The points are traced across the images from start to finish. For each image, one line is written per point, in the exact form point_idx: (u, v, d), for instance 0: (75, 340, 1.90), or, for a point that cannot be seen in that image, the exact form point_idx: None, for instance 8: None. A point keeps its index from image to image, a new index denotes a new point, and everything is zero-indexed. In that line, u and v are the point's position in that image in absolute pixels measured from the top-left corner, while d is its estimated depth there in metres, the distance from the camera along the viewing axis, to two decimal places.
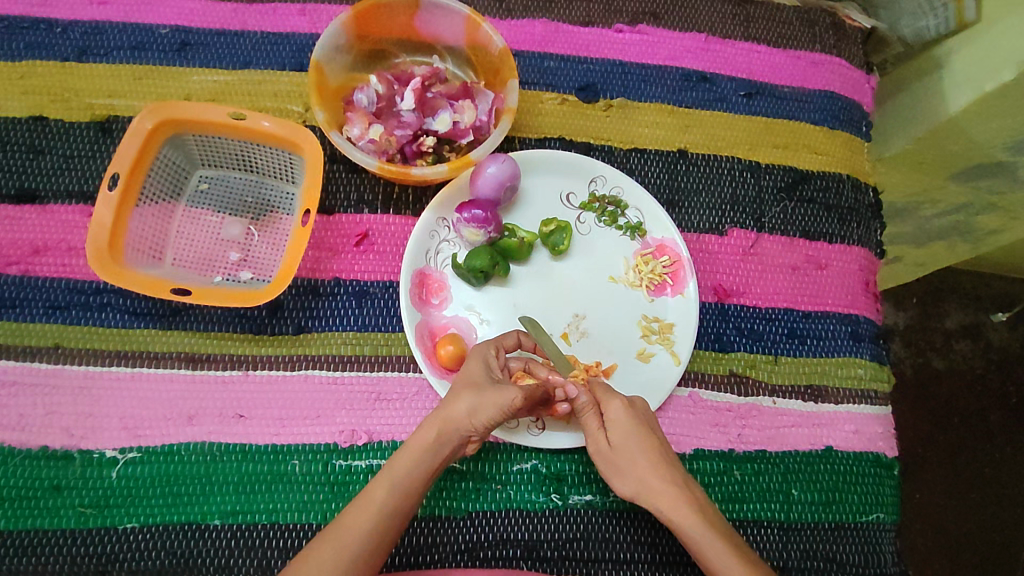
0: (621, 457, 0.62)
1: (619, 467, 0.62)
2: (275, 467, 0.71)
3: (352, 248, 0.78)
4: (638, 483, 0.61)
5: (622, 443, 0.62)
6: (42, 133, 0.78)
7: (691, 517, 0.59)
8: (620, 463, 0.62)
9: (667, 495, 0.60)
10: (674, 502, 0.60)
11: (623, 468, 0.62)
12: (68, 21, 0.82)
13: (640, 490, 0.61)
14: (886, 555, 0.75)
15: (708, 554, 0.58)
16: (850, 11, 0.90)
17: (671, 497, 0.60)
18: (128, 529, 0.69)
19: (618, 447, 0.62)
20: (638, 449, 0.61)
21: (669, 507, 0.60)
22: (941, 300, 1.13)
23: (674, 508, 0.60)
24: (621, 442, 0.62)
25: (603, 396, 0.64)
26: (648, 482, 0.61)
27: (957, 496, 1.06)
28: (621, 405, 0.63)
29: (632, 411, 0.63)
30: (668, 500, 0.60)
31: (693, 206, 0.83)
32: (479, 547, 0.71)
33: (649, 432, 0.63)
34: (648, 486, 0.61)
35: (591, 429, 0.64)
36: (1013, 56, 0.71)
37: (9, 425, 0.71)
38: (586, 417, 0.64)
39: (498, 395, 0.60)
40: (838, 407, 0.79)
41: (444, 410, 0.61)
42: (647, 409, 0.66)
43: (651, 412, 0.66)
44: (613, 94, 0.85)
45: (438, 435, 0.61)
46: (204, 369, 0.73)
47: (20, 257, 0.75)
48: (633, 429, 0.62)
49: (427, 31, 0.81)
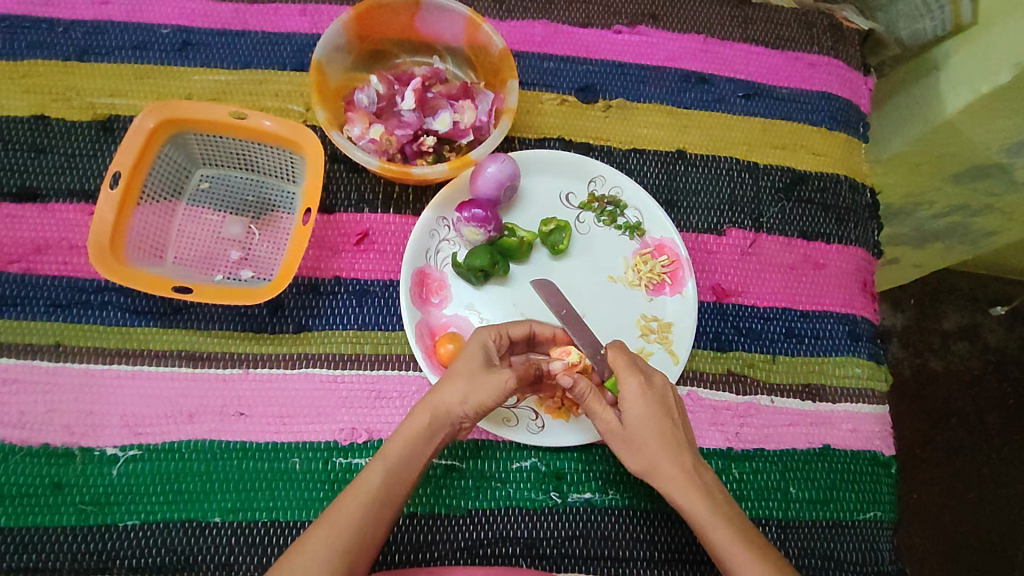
0: (632, 437, 0.62)
1: (630, 446, 0.62)
2: (275, 465, 0.71)
3: (352, 247, 0.78)
4: (649, 463, 0.61)
5: (637, 424, 0.61)
6: (43, 132, 0.79)
7: (701, 502, 0.60)
8: (631, 441, 0.62)
9: (678, 478, 0.61)
10: (685, 486, 0.60)
11: (635, 448, 0.62)
12: (69, 21, 0.82)
13: (650, 469, 0.62)
14: (884, 554, 0.76)
15: (713, 540, 0.58)
16: (849, 14, 0.91)
17: (682, 481, 0.60)
18: (128, 526, 0.69)
19: (631, 426, 0.62)
20: (652, 426, 0.61)
21: (678, 491, 0.60)
22: (939, 301, 1.13)
23: (684, 493, 0.60)
24: (636, 422, 0.61)
25: (625, 375, 0.62)
26: (660, 464, 0.61)
27: (955, 496, 1.07)
28: (637, 386, 0.62)
29: (650, 391, 0.62)
30: (678, 483, 0.60)
31: (692, 207, 0.83)
32: (479, 544, 0.71)
33: (664, 414, 0.62)
34: (659, 467, 0.61)
35: (599, 409, 0.63)
36: (1010, 57, 0.72)
37: (10, 423, 0.71)
38: (587, 403, 0.63)
39: (495, 381, 0.61)
40: (836, 406, 0.79)
41: (436, 396, 0.62)
42: (668, 388, 0.64)
43: (672, 390, 0.64)
44: (613, 94, 0.85)
45: (430, 420, 0.62)
46: (205, 367, 0.73)
47: (21, 255, 0.75)
48: (651, 410, 0.61)
49: (428, 32, 0.82)
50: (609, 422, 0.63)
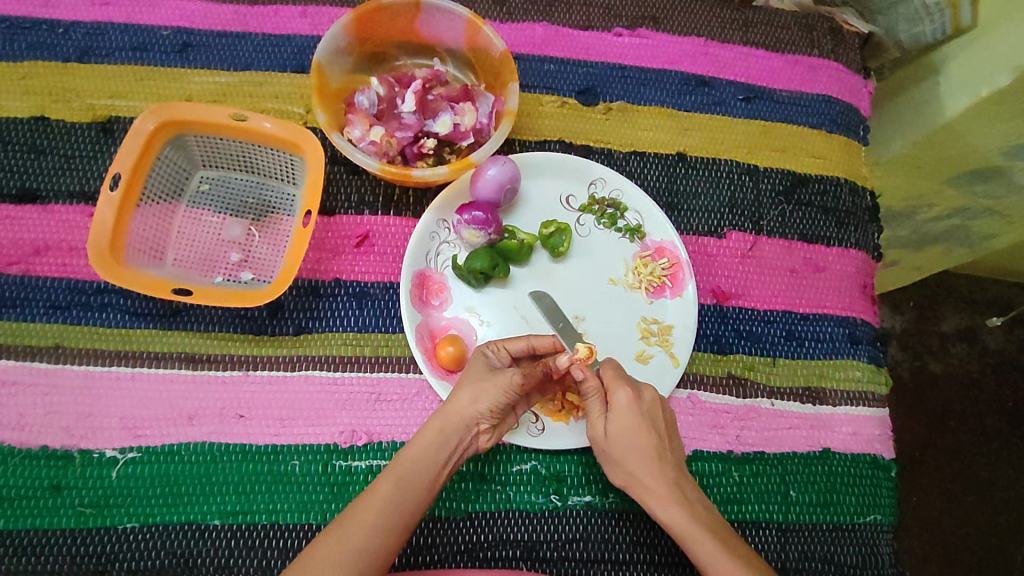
0: (614, 450, 0.63)
1: (612, 458, 0.64)
2: (275, 468, 0.71)
3: (352, 249, 0.78)
4: (630, 475, 0.63)
5: (621, 435, 0.63)
6: (43, 133, 0.79)
7: (679, 514, 0.61)
8: (613, 453, 0.64)
9: (657, 489, 0.62)
10: (665, 498, 0.62)
11: (616, 460, 0.64)
12: (69, 22, 0.82)
13: (632, 481, 0.64)
14: (884, 557, 0.76)
15: (694, 550, 0.59)
16: (849, 17, 0.90)
17: (663, 493, 0.62)
18: (128, 529, 0.69)
19: (615, 436, 0.63)
20: (635, 438, 0.62)
21: (657, 502, 0.62)
22: (937, 304, 1.14)
23: (663, 504, 0.62)
24: (620, 433, 0.63)
25: (614, 384, 0.63)
26: (640, 476, 0.63)
27: (954, 499, 1.07)
28: (626, 398, 0.63)
29: (638, 403, 0.63)
30: (658, 495, 0.62)
31: (693, 209, 0.83)
32: (479, 547, 0.71)
33: (649, 427, 0.63)
34: (639, 480, 0.63)
35: (595, 415, 0.64)
36: (1010, 60, 0.72)
37: (9, 425, 0.70)
38: (589, 402, 0.64)
39: (500, 380, 0.63)
40: (836, 409, 0.79)
41: (448, 403, 0.64)
42: (658, 399, 0.65)
43: (662, 402, 0.65)
44: (613, 97, 0.85)
45: (443, 426, 0.63)
46: (205, 369, 0.73)
47: (21, 257, 0.75)
48: (634, 421, 0.62)
49: (428, 34, 0.82)
50: (598, 430, 0.64)
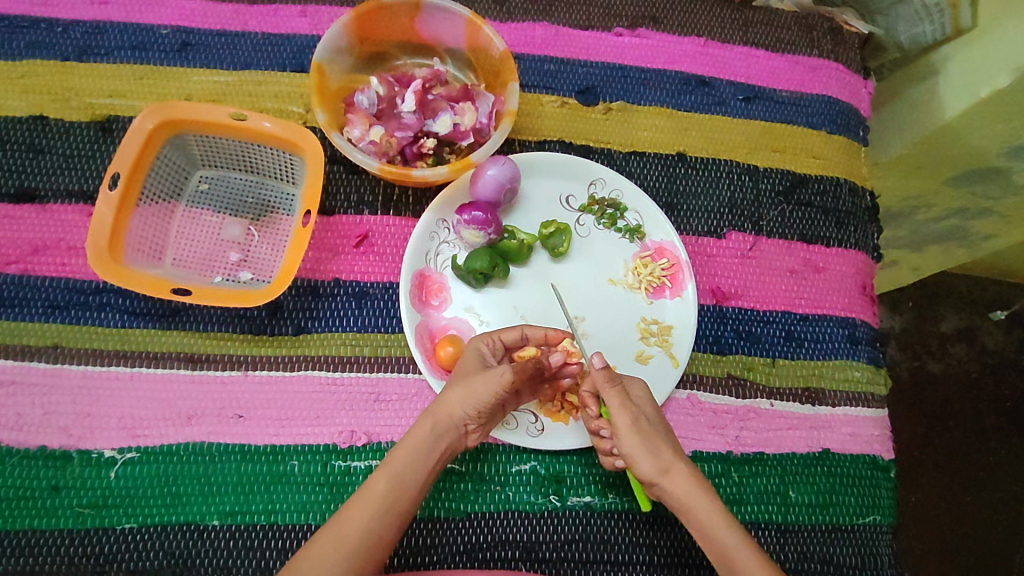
0: (651, 438, 0.62)
1: (650, 445, 0.62)
2: (274, 468, 0.71)
3: (352, 249, 0.78)
4: (670, 463, 0.62)
5: (652, 423, 0.63)
6: (41, 132, 0.78)
7: (715, 501, 0.61)
8: (653, 439, 0.62)
9: (694, 478, 0.62)
10: (702, 489, 0.62)
11: (653, 448, 0.62)
12: (68, 21, 0.82)
13: (669, 471, 0.62)
14: (883, 557, 0.76)
15: (729, 539, 0.60)
16: (849, 17, 0.90)
17: (699, 483, 0.62)
18: (127, 529, 0.69)
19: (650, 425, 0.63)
20: (663, 429, 0.64)
21: (696, 491, 0.61)
22: (937, 305, 1.14)
23: (700, 492, 0.61)
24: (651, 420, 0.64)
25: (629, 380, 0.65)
26: (677, 465, 0.62)
27: (952, 499, 1.07)
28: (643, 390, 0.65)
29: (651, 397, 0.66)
30: (696, 485, 0.62)
31: (692, 209, 0.83)
32: (478, 548, 0.71)
33: (664, 419, 0.66)
34: (676, 467, 0.62)
35: (620, 407, 0.62)
36: (1010, 61, 0.72)
37: (8, 425, 0.70)
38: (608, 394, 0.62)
39: (487, 377, 0.62)
40: (836, 409, 0.79)
41: (437, 403, 0.64)
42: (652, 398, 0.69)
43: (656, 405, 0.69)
44: (612, 97, 0.85)
45: (433, 427, 0.63)
46: (204, 369, 0.73)
47: (19, 257, 0.74)
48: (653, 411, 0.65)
49: (428, 34, 0.82)
50: (634, 417, 0.62)
